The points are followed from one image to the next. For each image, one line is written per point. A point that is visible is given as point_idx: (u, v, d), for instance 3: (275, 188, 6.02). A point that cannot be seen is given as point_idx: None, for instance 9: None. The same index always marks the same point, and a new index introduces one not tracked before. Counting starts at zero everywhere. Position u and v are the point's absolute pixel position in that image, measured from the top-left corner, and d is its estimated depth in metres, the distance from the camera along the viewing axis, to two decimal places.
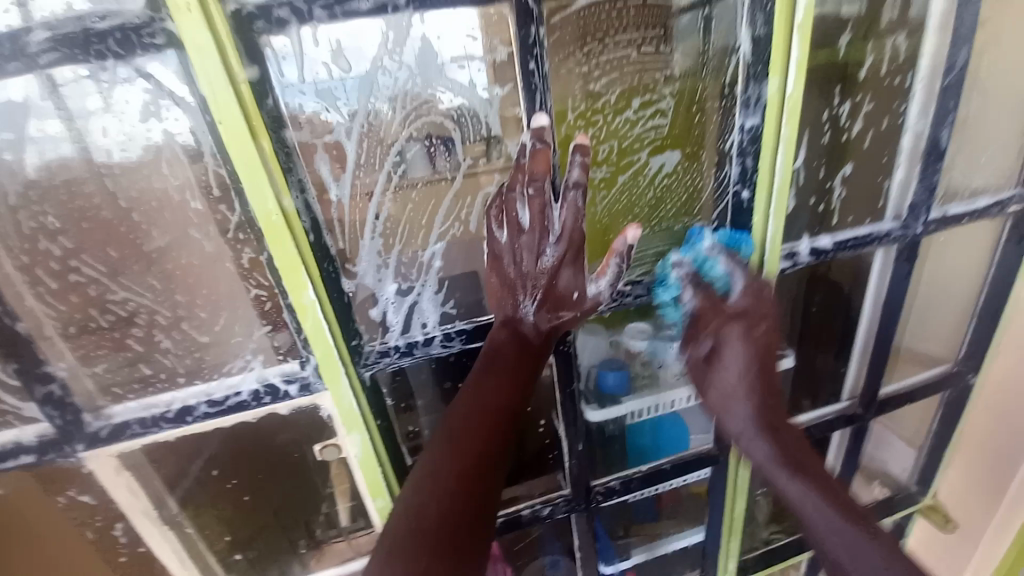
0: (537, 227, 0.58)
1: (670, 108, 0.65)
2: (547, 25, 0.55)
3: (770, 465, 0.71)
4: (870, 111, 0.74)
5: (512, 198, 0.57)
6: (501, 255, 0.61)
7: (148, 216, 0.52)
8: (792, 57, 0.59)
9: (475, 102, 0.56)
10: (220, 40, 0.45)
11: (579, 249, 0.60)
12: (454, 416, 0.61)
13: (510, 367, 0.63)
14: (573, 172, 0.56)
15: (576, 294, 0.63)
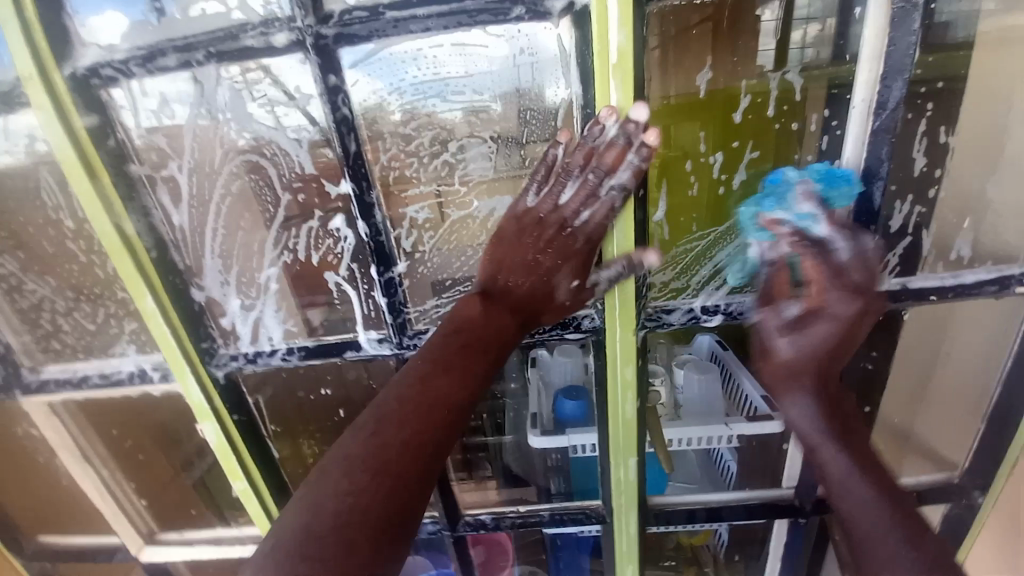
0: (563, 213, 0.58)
1: (494, 150, 0.60)
2: (355, 76, 0.55)
3: (830, 436, 0.60)
4: (760, 167, 0.62)
5: (567, 171, 0.56)
6: (533, 223, 0.59)
7: (41, 227, 0.66)
8: (613, 100, 0.52)
9: (289, 144, 0.59)
10: (58, 96, 0.55)
11: (594, 245, 0.60)
12: (391, 402, 0.57)
13: (462, 361, 0.60)
14: (623, 172, 0.54)
15: (576, 285, 0.62)
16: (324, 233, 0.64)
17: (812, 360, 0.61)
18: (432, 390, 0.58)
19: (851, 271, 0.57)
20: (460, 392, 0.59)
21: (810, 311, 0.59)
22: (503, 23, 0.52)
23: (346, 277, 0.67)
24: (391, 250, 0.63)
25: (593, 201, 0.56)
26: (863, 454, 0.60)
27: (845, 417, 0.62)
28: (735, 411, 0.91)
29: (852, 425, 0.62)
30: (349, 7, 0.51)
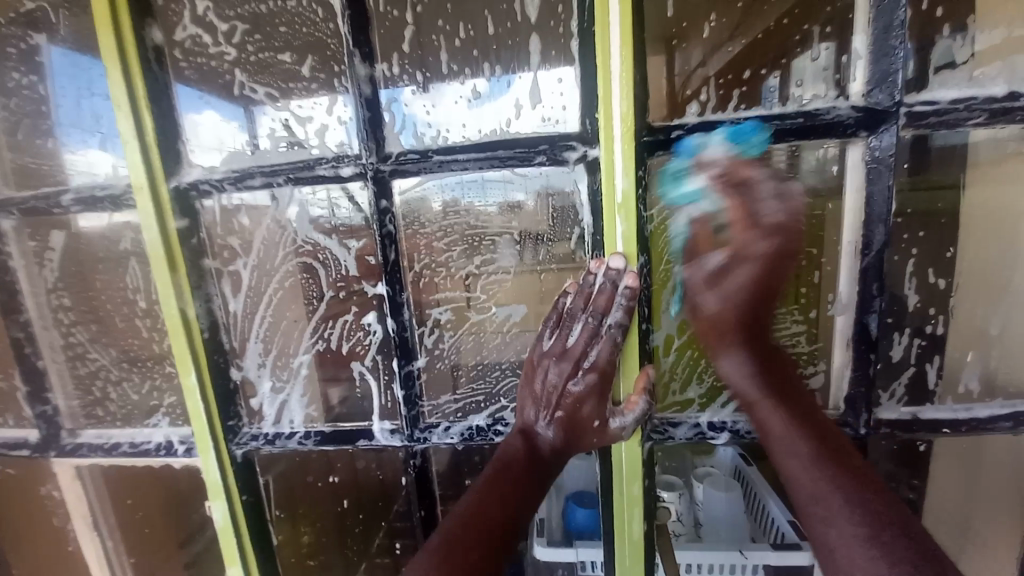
0: (575, 351, 0.63)
1: (513, 266, 0.69)
2: (403, 199, 0.66)
3: (766, 399, 0.61)
4: None
5: (573, 315, 0.63)
6: (542, 356, 0.65)
7: (118, 305, 0.78)
8: (617, 232, 0.60)
9: (337, 251, 0.69)
10: (162, 202, 0.67)
11: (606, 384, 0.63)
12: (455, 523, 0.58)
13: (514, 483, 0.62)
14: (616, 312, 0.61)
15: (597, 422, 0.64)
16: (357, 326, 0.71)
17: (739, 308, 0.61)
18: (488, 513, 0.59)
19: (767, 207, 0.56)
20: (512, 513, 0.60)
21: (731, 260, 0.59)
22: (529, 166, 0.62)
23: (370, 367, 0.73)
24: (414, 345, 0.69)
25: (597, 338, 0.62)
26: (808, 420, 0.59)
27: (781, 361, 0.63)
28: (762, 536, 0.85)
29: (789, 382, 0.62)
30: (404, 150, 0.63)
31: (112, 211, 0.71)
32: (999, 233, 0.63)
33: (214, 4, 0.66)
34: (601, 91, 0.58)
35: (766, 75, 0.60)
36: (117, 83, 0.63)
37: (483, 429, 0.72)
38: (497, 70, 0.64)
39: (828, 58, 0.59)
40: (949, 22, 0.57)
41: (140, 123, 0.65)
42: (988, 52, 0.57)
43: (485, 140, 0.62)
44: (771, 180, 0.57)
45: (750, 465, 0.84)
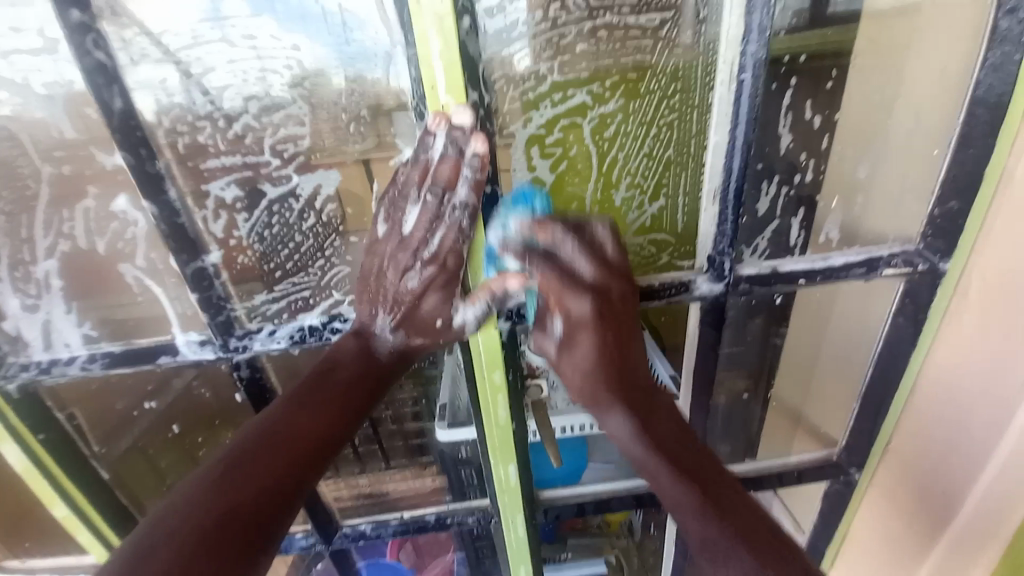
0: (413, 241, 0.48)
1: (309, 115, 0.50)
2: (118, 10, 0.44)
3: (644, 449, 0.52)
4: (628, 150, 0.56)
5: (403, 193, 0.47)
6: (371, 250, 0.50)
7: None
8: (430, 51, 0.44)
9: (43, 106, 0.47)
10: None
11: (452, 277, 0.50)
12: (253, 435, 0.48)
13: (344, 388, 0.52)
14: (460, 190, 0.46)
15: (440, 321, 0.53)
16: (108, 215, 0.52)
17: (597, 307, 0.51)
18: (299, 423, 0.50)
19: (584, 265, 0.50)
20: (332, 425, 0.51)
21: (571, 287, 0.50)
22: None
23: (147, 269, 0.56)
24: (196, 235, 0.53)
25: (439, 224, 0.47)
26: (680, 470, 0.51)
27: (612, 343, 0.53)
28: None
29: (663, 419, 0.53)
30: None
31: None
32: (889, 60, 0.58)
33: None
34: None
35: None
36: None
37: (317, 329, 0.59)
38: None
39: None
40: None
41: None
42: None
43: None
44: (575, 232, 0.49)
45: None
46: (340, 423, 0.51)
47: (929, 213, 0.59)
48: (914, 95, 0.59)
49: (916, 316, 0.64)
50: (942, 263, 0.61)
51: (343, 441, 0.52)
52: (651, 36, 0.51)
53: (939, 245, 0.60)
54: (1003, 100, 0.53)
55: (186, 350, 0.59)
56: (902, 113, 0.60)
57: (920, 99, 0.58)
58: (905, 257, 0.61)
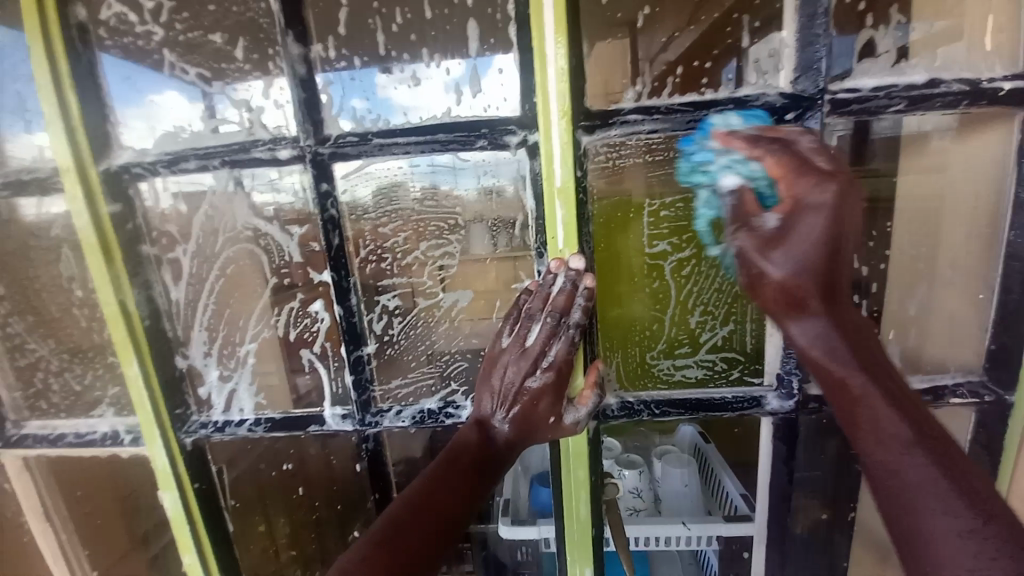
0: (535, 351, 0.61)
1: (459, 252, 0.69)
2: (345, 184, 0.65)
3: (908, 441, 0.48)
4: (701, 284, 0.68)
5: (530, 316, 0.62)
6: (497, 357, 0.64)
7: (51, 294, 0.75)
8: (557, 217, 0.61)
9: (280, 238, 0.68)
10: (93, 186, 0.64)
11: (563, 382, 0.62)
12: (403, 509, 0.58)
13: (468, 468, 0.62)
14: (575, 313, 0.60)
15: (552, 419, 0.63)
16: (304, 313, 0.72)
17: (815, 270, 0.53)
18: (435, 501, 0.59)
19: (817, 160, 0.52)
20: (460, 502, 0.60)
21: (795, 210, 0.52)
22: (469, 150, 0.62)
23: (319, 354, 0.73)
24: (363, 330, 0.70)
25: (556, 338, 0.61)
26: (927, 456, 0.47)
27: (856, 320, 0.55)
28: (717, 510, 0.87)
29: (904, 399, 0.51)
30: (343, 132, 0.61)
31: (46, 195, 0.69)
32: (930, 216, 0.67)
33: None
34: (535, 71, 0.57)
35: (710, 69, 0.61)
36: (41, 63, 0.61)
37: (435, 412, 0.72)
38: (433, 57, 0.63)
39: (772, 43, 0.60)
40: (872, 14, 0.59)
41: (64, 103, 0.62)
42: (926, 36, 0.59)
43: (424, 123, 0.61)
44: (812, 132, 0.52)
45: (709, 443, 0.87)
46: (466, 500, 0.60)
47: (987, 347, 0.67)
48: (957, 249, 0.67)
49: (992, 445, 0.68)
50: (1008, 396, 0.66)
51: (467, 516, 0.60)
52: None
53: (1001, 378, 0.66)
54: None
55: (336, 425, 0.73)
56: (947, 261, 0.68)
57: (962, 251, 0.67)
58: (969, 387, 0.67)
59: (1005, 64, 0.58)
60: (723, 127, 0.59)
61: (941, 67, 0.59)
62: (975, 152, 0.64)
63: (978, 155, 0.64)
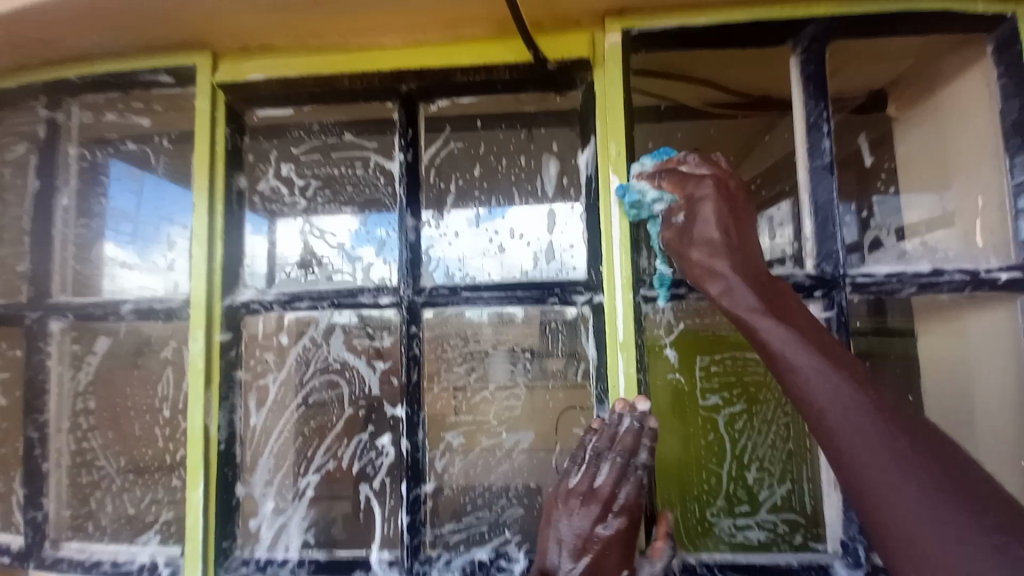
0: (604, 495, 0.62)
1: (524, 394, 0.77)
2: (428, 328, 0.74)
3: (837, 392, 0.51)
4: (751, 439, 0.72)
5: (600, 454, 0.64)
6: (563, 501, 0.64)
7: (140, 413, 0.83)
8: (619, 369, 0.67)
9: (364, 372, 0.77)
10: (215, 317, 0.74)
11: (634, 531, 0.62)
12: None
13: None
14: (642, 452, 0.63)
15: (625, 574, 0.61)
16: (371, 446, 0.76)
17: (719, 248, 0.60)
18: None
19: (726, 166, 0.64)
20: None
21: (693, 207, 0.62)
22: (542, 304, 0.72)
23: (376, 491, 0.75)
24: (424, 468, 0.72)
25: (624, 480, 0.63)
26: (831, 385, 0.51)
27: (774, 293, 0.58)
28: None
29: (815, 328, 0.55)
30: (436, 286, 0.73)
31: (167, 322, 0.78)
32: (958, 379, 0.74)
33: (296, 167, 0.84)
34: (602, 246, 0.70)
35: None
36: (202, 217, 0.75)
37: (486, 564, 0.70)
38: (516, 232, 0.78)
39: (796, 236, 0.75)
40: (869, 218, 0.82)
41: (211, 249, 0.75)
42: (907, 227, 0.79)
43: (506, 281, 0.73)
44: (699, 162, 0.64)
45: None
46: None
47: None
48: (993, 414, 0.71)
49: None
50: None
51: None
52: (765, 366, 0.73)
53: None
54: None
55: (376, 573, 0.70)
56: (986, 426, 0.71)
57: (998, 415, 0.71)
58: None
59: (995, 258, 0.70)
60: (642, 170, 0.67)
61: (943, 260, 0.72)
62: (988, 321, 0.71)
63: (992, 323, 0.71)
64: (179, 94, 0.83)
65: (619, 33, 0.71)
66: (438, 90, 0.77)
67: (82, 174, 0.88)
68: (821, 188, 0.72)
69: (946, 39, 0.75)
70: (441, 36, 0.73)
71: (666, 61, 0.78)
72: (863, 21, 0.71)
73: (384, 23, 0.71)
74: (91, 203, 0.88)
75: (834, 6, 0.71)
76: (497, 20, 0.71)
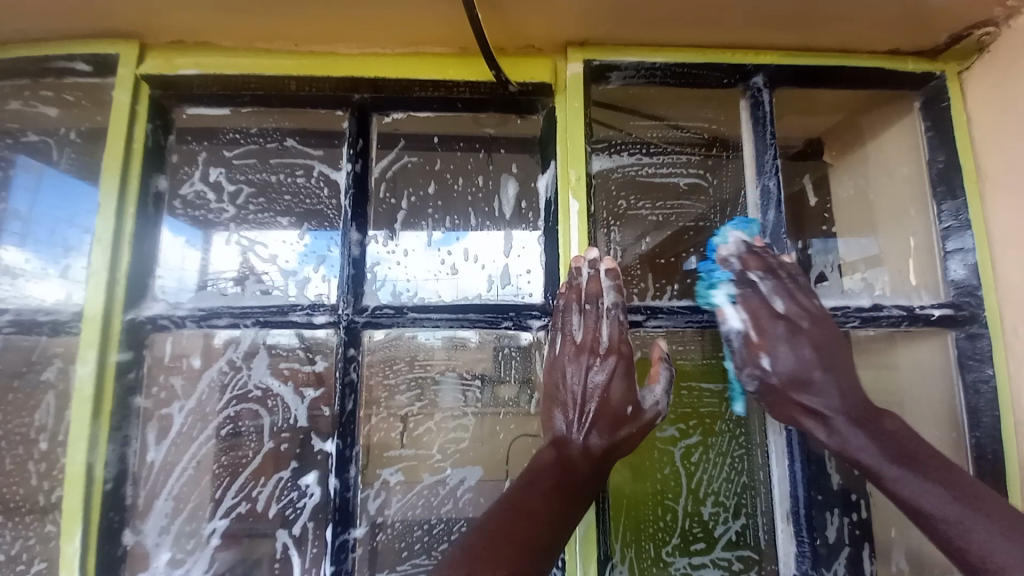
0: (587, 342, 0.64)
1: (472, 425, 0.71)
2: (368, 352, 0.67)
3: (891, 470, 0.55)
4: (705, 473, 0.70)
5: (567, 309, 0.65)
6: (553, 366, 0.65)
7: (6, 446, 0.69)
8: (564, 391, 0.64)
9: (291, 400, 0.68)
10: (112, 334, 0.63)
11: (629, 361, 0.64)
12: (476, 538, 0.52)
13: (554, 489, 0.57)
14: (607, 296, 0.65)
15: (629, 407, 0.63)
16: (293, 485, 0.66)
17: (790, 351, 0.61)
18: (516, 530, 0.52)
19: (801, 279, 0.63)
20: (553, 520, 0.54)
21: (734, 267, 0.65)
22: (494, 328, 0.67)
23: (296, 538, 0.66)
24: (355, 510, 0.63)
25: (602, 322, 0.64)
26: (892, 457, 0.55)
27: (847, 398, 0.59)
28: None
29: (850, 398, 0.59)
30: (380, 305, 0.67)
31: (53, 337, 0.66)
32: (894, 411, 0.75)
33: (227, 170, 0.75)
34: (559, 268, 0.68)
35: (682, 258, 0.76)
36: (106, 218, 0.65)
37: None
38: (470, 251, 0.74)
39: None
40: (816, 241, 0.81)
41: (116, 256, 0.65)
42: (847, 261, 0.80)
43: (457, 303, 0.68)
44: (772, 275, 0.64)
45: None
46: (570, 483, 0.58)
47: None
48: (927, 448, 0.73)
49: None
50: None
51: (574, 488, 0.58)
52: (719, 398, 0.71)
53: None
54: (996, 457, 0.67)
55: None
56: None
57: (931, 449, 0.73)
58: None
59: (927, 296, 0.73)
60: (725, 245, 0.66)
61: (880, 298, 0.75)
62: (920, 355, 0.74)
63: (922, 356, 0.74)
64: (99, 85, 0.73)
65: (581, 62, 0.71)
66: (394, 104, 0.73)
67: None
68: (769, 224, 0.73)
69: (876, 96, 0.80)
70: (402, 50, 0.70)
71: (625, 94, 0.77)
72: (805, 72, 0.75)
73: (340, 29, 0.67)
74: None
75: (782, 56, 0.74)
76: (461, 37, 0.69)
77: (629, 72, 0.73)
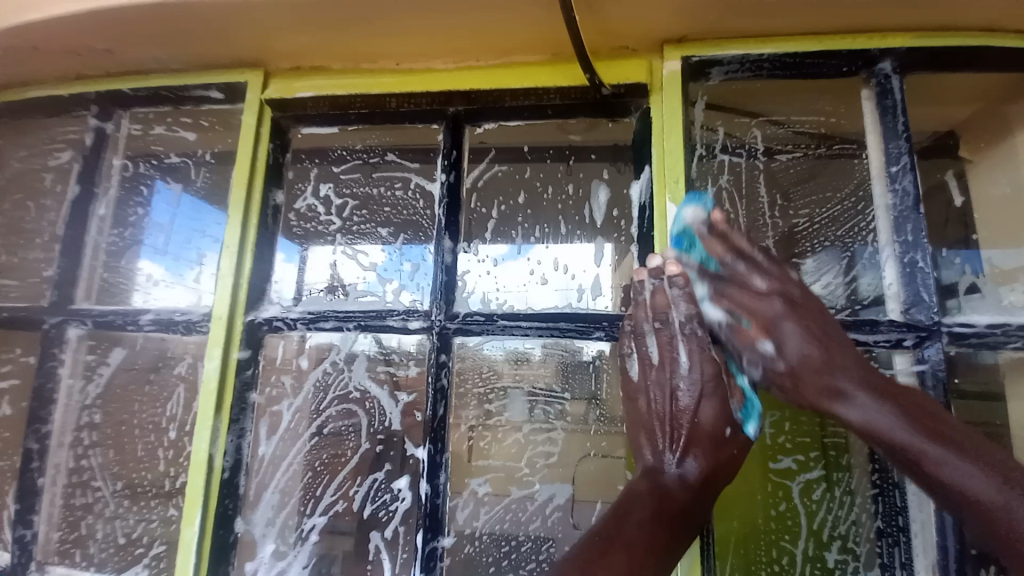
0: (665, 362, 0.59)
1: (561, 440, 0.70)
2: (459, 358, 0.67)
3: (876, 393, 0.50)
4: (827, 511, 0.62)
5: (640, 331, 0.60)
6: (635, 389, 0.61)
7: (144, 433, 0.78)
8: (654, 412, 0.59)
9: (386, 404, 0.70)
10: (233, 334, 0.70)
11: (718, 379, 0.58)
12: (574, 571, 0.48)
13: (652, 521, 0.52)
14: (680, 306, 0.57)
15: (727, 429, 0.57)
16: (387, 487, 0.68)
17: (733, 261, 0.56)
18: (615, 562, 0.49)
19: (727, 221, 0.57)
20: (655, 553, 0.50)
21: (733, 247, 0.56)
22: (587, 339, 0.64)
23: (388, 542, 0.67)
24: (444, 518, 0.63)
25: (676, 342, 0.58)
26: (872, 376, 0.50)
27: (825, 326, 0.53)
28: None
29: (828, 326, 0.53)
30: (471, 312, 0.67)
31: (184, 335, 0.74)
32: None
33: (334, 185, 0.80)
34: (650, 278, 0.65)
35: None
36: (234, 229, 0.72)
37: None
38: (560, 260, 0.72)
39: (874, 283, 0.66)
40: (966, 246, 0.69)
41: (240, 263, 0.72)
42: (1003, 269, 0.66)
43: (547, 311, 0.66)
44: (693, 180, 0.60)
45: None
46: (668, 509, 0.53)
47: None
48: None
49: None
50: None
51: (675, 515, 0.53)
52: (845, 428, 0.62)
53: None
54: None
55: None
56: None
57: None
58: None
59: None
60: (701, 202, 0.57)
61: None
62: None
63: None
64: (229, 111, 0.82)
65: (678, 60, 0.68)
66: (486, 114, 0.74)
67: (124, 184, 0.86)
68: (907, 225, 0.64)
69: None
70: (494, 60, 0.72)
71: (726, 91, 0.71)
72: (942, 54, 0.66)
73: (437, 44, 0.70)
74: (127, 212, 0.86)
75: (911, 38, 0.66)
76: (554, 43, 0.68)
77: (732, 67, 0.68)
